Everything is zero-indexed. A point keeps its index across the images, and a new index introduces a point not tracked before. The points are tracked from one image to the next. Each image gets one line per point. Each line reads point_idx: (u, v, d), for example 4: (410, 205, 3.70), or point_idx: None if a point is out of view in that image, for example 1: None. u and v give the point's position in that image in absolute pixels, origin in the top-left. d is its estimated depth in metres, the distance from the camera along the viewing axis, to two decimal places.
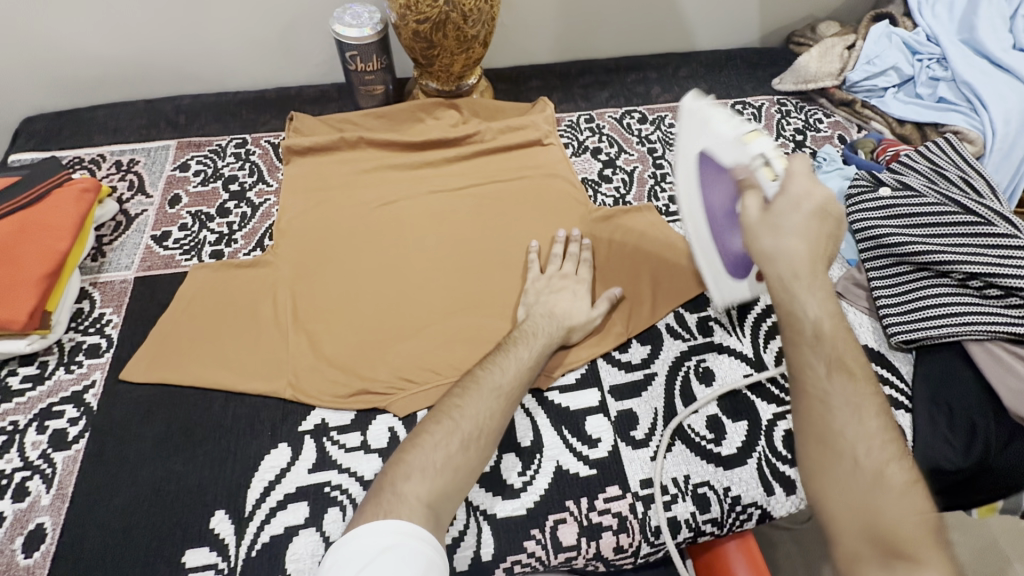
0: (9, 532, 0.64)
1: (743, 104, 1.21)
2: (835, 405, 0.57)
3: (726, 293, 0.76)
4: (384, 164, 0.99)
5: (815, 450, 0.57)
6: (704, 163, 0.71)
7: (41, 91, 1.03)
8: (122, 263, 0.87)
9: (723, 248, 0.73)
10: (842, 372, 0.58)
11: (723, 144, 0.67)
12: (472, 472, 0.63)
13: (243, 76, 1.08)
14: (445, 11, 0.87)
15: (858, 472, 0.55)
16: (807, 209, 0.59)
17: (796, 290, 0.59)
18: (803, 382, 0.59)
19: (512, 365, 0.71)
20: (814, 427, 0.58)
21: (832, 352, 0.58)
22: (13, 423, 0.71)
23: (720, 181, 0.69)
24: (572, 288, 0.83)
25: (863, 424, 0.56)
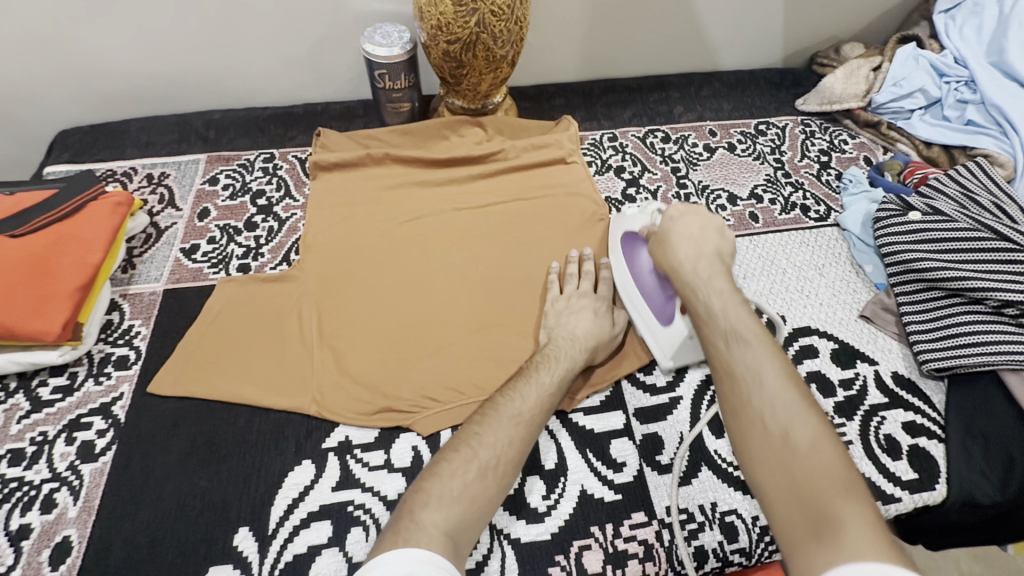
0: (36, 544, 0.64)
1: (767, 124, 1.21)
2: (739, 372, 0.63)
3: (665, 346, 0.80)
4: (409, 180, 1.00)
5: (736, 425, 0.61)
6: (626, 241, 0.87)
7: (79, 105, 1.06)
8: (151, 275, 0.88)
9: (657, 303, 0.81)
10: (741, 343, 0.65)
11: (633, 223, 0.87)
12: (490, 502, 0.62)
13: (273, 93, 1.10)
14: (476, 32, 0.88)
15: (770, 437, 0.58)
16: (688, 222, 0.78)
17: (687, 279, 0.73)
18: (713, 359, 0.66)
19: (535, 393, 0.70)
20: (734, 401, 0.62)
21: (729, 325, 0.67)
22: (43, 434, 0.72)
23: (638, 249, 0.84)
24: (594, 309, 0.82)
25: (772, 390, 0.60)
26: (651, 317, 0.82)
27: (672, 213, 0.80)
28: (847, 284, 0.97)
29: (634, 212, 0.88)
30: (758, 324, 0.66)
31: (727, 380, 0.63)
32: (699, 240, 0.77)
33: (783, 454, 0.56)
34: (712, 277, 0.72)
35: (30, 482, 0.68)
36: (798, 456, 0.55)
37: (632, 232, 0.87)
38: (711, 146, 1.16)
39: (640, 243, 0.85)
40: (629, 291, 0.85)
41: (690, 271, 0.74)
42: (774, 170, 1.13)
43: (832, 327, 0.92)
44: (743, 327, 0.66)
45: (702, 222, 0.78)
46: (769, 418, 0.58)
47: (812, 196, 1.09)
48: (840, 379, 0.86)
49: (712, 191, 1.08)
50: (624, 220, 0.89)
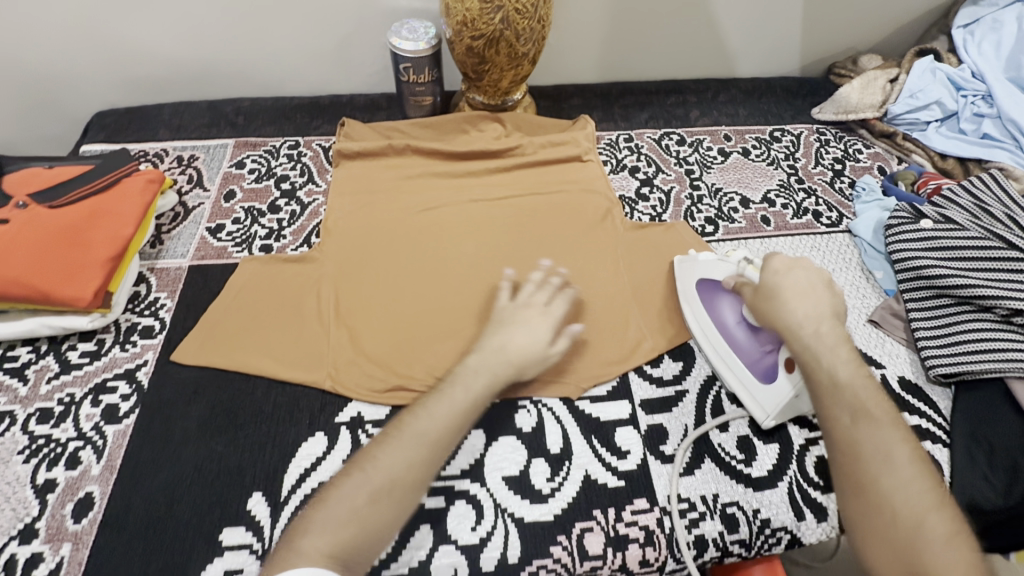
0: (61, 497, 0.67)
1: (782, 132, 1.23)
2: (864, 452, 0.65)
3: (766, 404, 0.76)
4: (428, 171, 1.03)
5: (863, 504, 0.63)
6: (706, 291, 0.83)
7: (116, 89, 1.11)
8: (178, 251, 0.91)
9: (755, 359, 0.77)
10: (867, 421, 0.66)
11: (712, 271, 0.83)
12: (384, 527, 0.61)
13: (300, 83, 1.14)
14: (500, 29, 0.91)
15: (900, 522, 0.60)
16: (800, 278, 0.76)
17: (807, 341, 0.72)
18: (836, 433, 0.67)
19: (446, 412, 0.68)
20: (856, 479, 0.64)
21: (860, 404, 0.67)
22: (70, 395, 0.75)
23: (723, 302, 0.81)
24: (534, 321, 0.78)
25: (898, 477, 0.62)
26: (746, 373, 0.78)
27: (777, 266, 0.76)
28: (856, 288, 0.97)
29: (714, 259, 0.84)
30: (889, 404, 0.67)
31: (857, 459, 0.65)
32: (814, 298, 0.75)
33: (909, 546, 0.59)
34: (834, 344, 0.71)
35: (57, 440, 0.71)
36: (922, 546, 0.58)
37: (712, 281, 0.83)
38: (726, 150, 1.18)
39: (725, 295, 0.81)
40: (715, 344, 0.82)
41: (810, 332, 0.72)
42: (787, 176, 1.14)
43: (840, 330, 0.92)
44: (873, 407, 0.67)
45: (812, 278, 0.76)
46: (890, 502, 0.62)
47: (824, 202, 1.10)
48: None
49: (725, 194, 1.10)
50: (708, 267, 0.84)
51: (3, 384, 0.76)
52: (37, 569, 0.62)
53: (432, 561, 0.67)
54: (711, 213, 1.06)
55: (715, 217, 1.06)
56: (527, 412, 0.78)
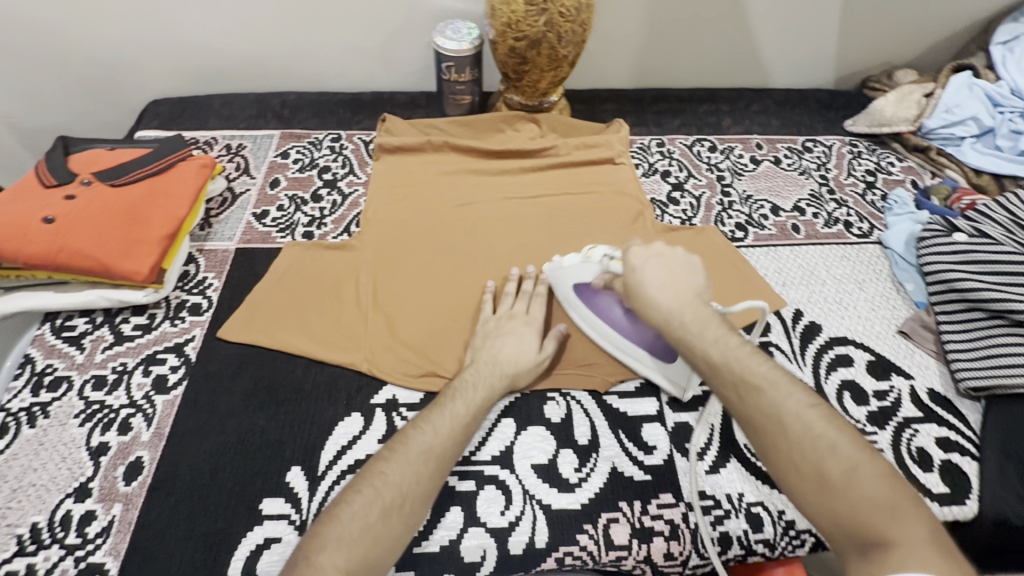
0: (113, 460, 0.71)
1: (814, 142, 1.23)
2: (762, 420, 0.63)
3: (678, 380, 0.80)
4: (465, 168, 1.06)
5: (776, 468, 0.62)
6: (582, 294, 0.83)
7: (171, 80, 1.16)
8: (225, 234, 0.95)
9: (652, 346, 0.80)
10: (749, 389, 0.64)
11: (581, 274, 0.82)
12: (395, 542, 0.60)
13: (344, 79, 1.18)
14: (543, 31, 0.93)
15: (809, 474, 0.59)
16: (661, 268, 0.74)
17: (678, 330, 0.70)
18: (731, 409, 0.66)
19: (449, 427, 0.68)
20: (771, 451, 0.62)
21: (738, 373, 0.66)
22: (123, 364, 0.79)
23: (605, 300, 0.81)
24: (520, 331, 0.81)
25: (801, 430, 0.61)
26: (650, 359, 0.81)
27: (635, 260, 0.75)
28: (886, 299, 0.97)
29: (578, 262, 0.83)
30: (762, 364, 0.66)
31: (760, 428, 0.63)
32: (676, 281, 0.73)
33: (823, 491, 0.58)
34: (703, 325, 0.69)
35: (110, 406, 0.75)
36: (833, 487, 0.57)
37: (585, 284, 0.82)
38: (757, 158, 1.19)
39: (600, 295, 0.82)
40: (612, 341, 0.82)
41: (678, 322, 0.70)
42: (819, 186, 1.15)
43: (870, 340, 0.92)
44: (753, 372, 0.65)
45: (671, 262, 0.75)
46: (805, 460, 0.60)
47: (855, 213, 1.11)
48: (874, 390, 0.86)
49: (756, 201, 1.11)
50: (579, 270, 0.83)
51: (62, 351, 0.80)
52: (90, 526, 0.66)
53: (462, 542, 0.69)
54: (741, 220, 1.07)
55: (746, 224, 1.07)
56: (556, 403, 0.80)
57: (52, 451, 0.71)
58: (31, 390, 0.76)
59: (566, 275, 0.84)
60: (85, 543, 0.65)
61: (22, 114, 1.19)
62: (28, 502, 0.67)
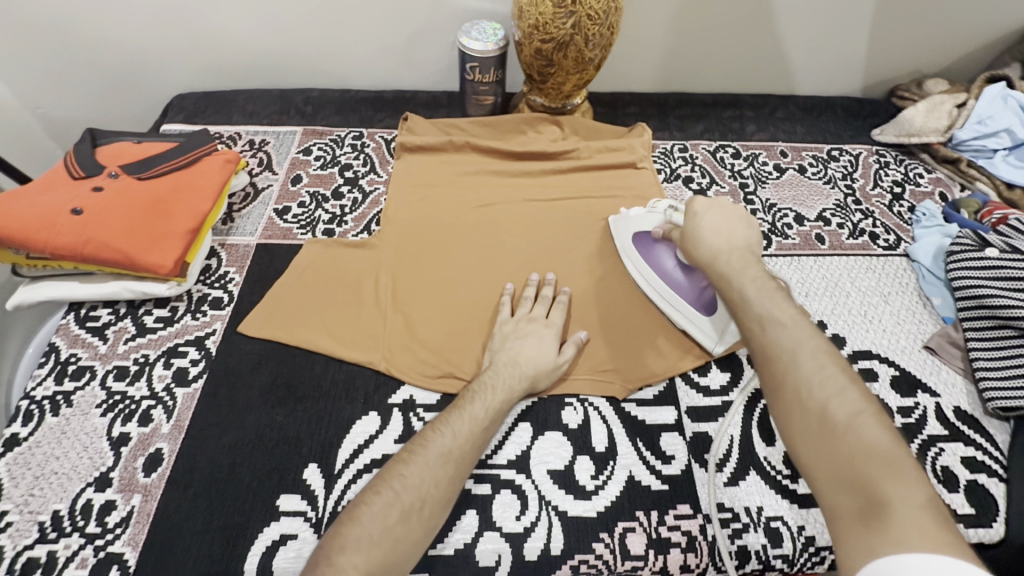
0: (134, 451, 0.71)
1: (840, 151, 1.21)
2: (778, 353, 0.62)
3: (711, 333, 0.84)
4: (485, 168, 1.06)
5: (778, 402, 0.61)
6: (641, 242, 0.90)
7: (197, 74, 1.17)
8: (247, 229, 0.96)
9: (695, 294, 0.84)
10: (774, 323, 0.65)
11: (644, 223, 0.90)
12: (414, 545, 0.60)
13: (367, 77, 1.19)
14: (570, 34, 0.93)
15: (811, 412, 0.57)
16: (717, 218, 0.79)
17: (721, 269, 0.74)
18: (749, 341, 0.66)
19: (470, 430, 0.68)
20: (777, 383, 0.61)
21: (764, 309, 0.66)
22: (145, 356, 0.80)
23: (659, 249, 0.88)
24: (539, 334, 0.80)
25: (810, 370, 0.60)
26: (689, 308, 0.85)
27: (698, 208, 0.80)
28: (912, 313, 0.95)
29: (642, 214, 0.91)
30: (791, 308, 0.66)
31: (773, 362, 0.62)
32: (730, 234, 0.78)
33: (821, 430, 0.56)
34: (746, 268, 0.72)
35: (131, 397, 0.76)
36: (834, 429, 0.55)
37: (645, 233, 0.90)
38: (782, 166, 1.17)
39: (656, 244, 0.88)
40: (658, 289, 0.87)
41: (723, 261, 0.75)
42: (844, 196, 1.13)
43: (894, 354, 0.90)
44: (779, 312, 0.66)
45: (729, 215, 0.79)
46: (808, 396, 0.58)
47: (881, 224, 1.09)
48: (899, 406, 0.84)
49: (780, 210, 1.09)
50: (643, 219, 0.91)
51: (85, 341, 0.81)
52: (109, 516, 0.66)
53: (477, 546, 0.68)
54: (764, 228, 1.06)
55: (769, 232, 1.05)
56: (574, 409, 0.79)
57: (74, 440, 0.72)
58: (55, 379, 0.77)
59: (629, 225, 0.93)
60: (105, 532, 0.65)
61: (50, 105, 1.21)
62: (51, 490, 0.68)
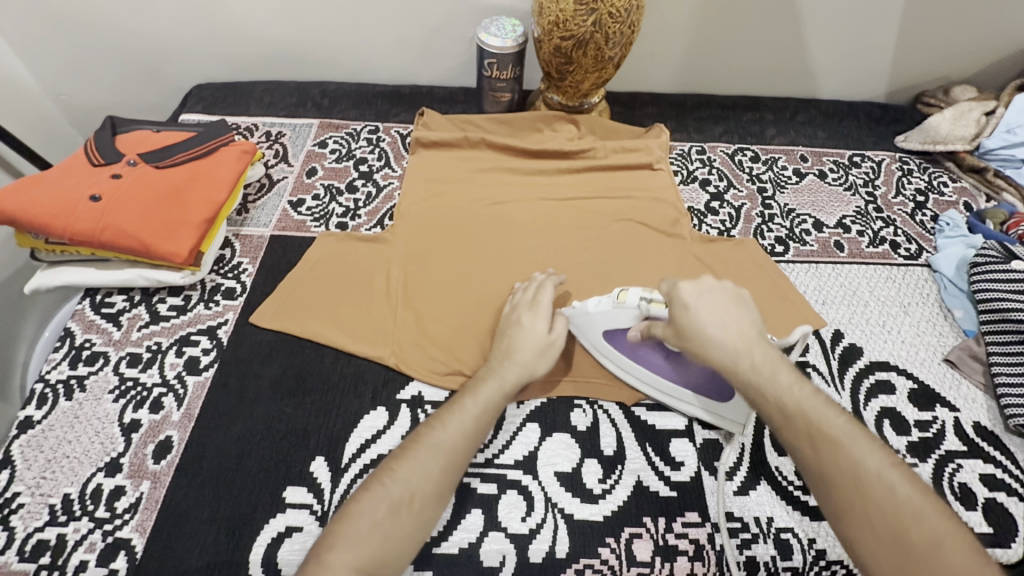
0: (144, 438, 0.72)
1: (862, 157, 1.19)
2: (841, 479, 0.58)
3: (735, 416, 0.75)
4: (500, 166, 1.05)
5: (852, 534, 0.57)
6: (618, 342, 0.77)
7: (216, 65, 1.18)
8: (261, 220, 0.96)
9: (704, 383, 0.75)
10: (828, 442, 0.60)
11: (614, 321, 0.76)
12: (406, 540, 0.59)
13: (385, 71, 1.19)
14: (590, 31, 0.92)
15: (894, 544, 0.55)
16: (715, 304, 0.67)
17: (746, 374, 0.64)
18: (803, 464, 0.61)
19: (464, 424, 0.66)
20: (846, 512, 0.57)
21: (814, 421, 0.61)
22: (157, 343, 0.80)
23: (644, 351, 0.76)
24: (524, 317, 0.75)
25: (879, 489, 0.57)
26: (704, 399, 0.76)
27: (687, 300, 0.67)
28: (932, 326, 0.93)
29: (604, 309, 0.76)
30: (839, 414, 0.61)
31: (838, 486, 0.58)
32: (734, 321, 0.66)
33: (907, 560, 0.54)
34: (772, 368, 0.64)
35: (144, 384, 0.76)
36: (922, 559, 0.53)
37: (618, 330, 0.77)
38: (802, 171, 1.15)
39: (639, 345, 0.76)
40: (660, 389, 0.77)
41: (745, 362, 0.64)
42: (865, 204, 1.10)
43: (913, 367, 0.88)
44: (829, 421, 0.61)
45: (724, 296, 0.68)
46: (886, 524, 0.55)
47: (903, 233, 1.06)
48: (916, 420, 0.82)
49: (798, 216, 1.07)
50: (609, 318, 0.76)
51: (99, 327, 0.82)
52: (119, 501, 0.67)
53: (481, 546, 0.68)
54: (782, 233, 1.04)
55: (786, 238, 1.03)
56: (583, 411, 0.79)
57: (86, 425, 0.72)
58: (70, 363, 0.78)
59: (592, 324, 0.78)
60: (114, 517, 0.66)
61: (72, 92, 1.22)
62: (62, 474, 0.69)
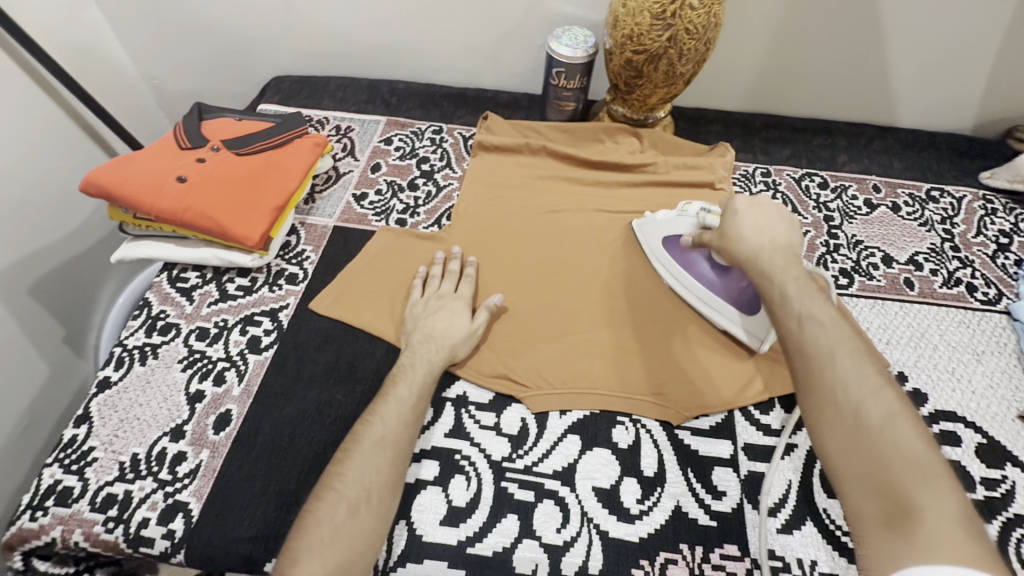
0: (207, 408, 0.76)
1: (941, 191, 1.12)
2: (814, 351, 0.56)
3: (758, 331, 0.81)
4: (559, 175, 1.05)
5: (807, 402, 0.55)
6: (672, 247, 0.89)
7: (295, 58, 1.23)
8: (326, 211, 1.00)
9: (737, 296, 0.82)
10: (813, 320, 0.58)
11: (675, 228, 0.89)
12: (369, 536, 0.61)
13: (453, 74, 1.21)
14: (664, 47, 0.91)
15: (845, 414, 0.51)
16: (757, 215, 0.73)
17: (762, 269, 0.67)
18: (783, 340, 0.59)
19: (401, 412, 0.69)
20: (807, 381, 0.55)
21: (803, 307, 0.60)
22: (224, 320, 0.85)
23: (693, 255, 0.86)
24: (452, 307, 0.82)
25: (847, 368, 0.54)
26: (733, 310, 0.83)
27: (737, 206, 0.75)
28: (1007, 377, 0.87)
29: (671, 218, 0.90)
30: (830, 309, 0.59)
31: (806, 357, 0.56)
32: (771, 230, 0.71)
33: (852, 427, 0.50)
34: (789, 265, 0.66)
35: (209, 357, 0.81)
36: (869, 430, 0.50)
37: (675, 238, 0.88)
38: (873, 202, 1.10)
39: (688, 250, 0.86)
40: (697, 293, 0.86)
41: (766, 259, 0.68)
42: (940, 241, 1.05)
43: (983, 420, 0.82)
44: (818, 309, 0.59)
45: (770, 214, 0.73)
46: (843, 394, 0.52)
47: (981, 276, 1.00)
48: (983, 477, 0.77)
49: (865, 248, 1.03)
50: (671, 225, 0.89)
51: (174, 300, 0.87)
52: (180, 466, 0.71)
53: (515, 552, 0.68)
54: (847, 265, 1.00)
55: (851, 270, 0.99)
56: (625, 429, 0.78)
57: (156, 390, 0.78)
58: (146, 331, 0.84)
59: (657, 232, 0.91)
60: (175, 480, 0.70)
61: (164, 77, 1.31)
62: (132, 434, 0.74)
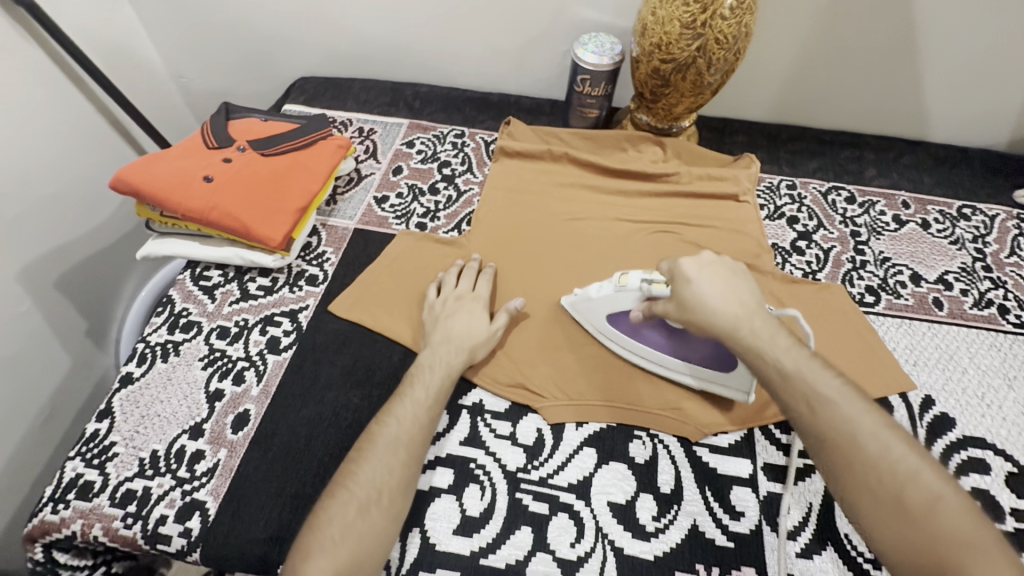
0: (225, 407, 0.77)
1: (973, 209, 1.09)
2: (837, 434, 0.56)
3: (739, 384, 0.76)
4: (580, 182, 1.05)
5: (843, 486, 0.55)
6: (620, 323, 0.80)
7: (321, 60, 1.24)
8: (347, 213, 1.01)
9: (709, 357, 0.77)
10: (823, 400, 0.58)
11: (614, 305, 0.80)
12: (379, 536, 0.60)
13: (476, 78, 1.21)
14: (694, 56, 0.89)
15: (887, 497, 0.53)
16: (714, 278, 0.68)
17: (748, 340, 0.63)
18: (800, 424, 0.59)
19: (416, 414, 0.69)
20: (840, 467, 0.55)
21: (809, 384, 0.59)
22: (244, 320, 0.85)
23: (645, 331, 0.79)
24: (471, 309, 0.82)
25: (873, 447, 0.55)
26: (710, 372, 0.77)
27: (688, 270, 0.69)
28: None
29: (605, 294, 0.80)
30: (835, 380, 0.60)
31: (831, 442, 0.57)
32: (733, 292, 0.67)
33: (898, 510, 0.52)
34: (774, 333, 0.63)
35: (229, 356, 0.82)
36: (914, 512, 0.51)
37: (620, 314, 0.80)
38: (902, 218, 1.07)
39: (639, 326, 0.79)
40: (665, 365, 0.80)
41: (747, 329, 0.64)
42: (972, 260, 1.02)
43: (1014, 448, 0.80)
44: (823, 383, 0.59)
45: (721, 273, 0.69)
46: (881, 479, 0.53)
47: (1014, 297, 0.97)
48: (1013, 508, 0.75)
49: (893, 265, 1.00)
50: (610, 300, 0.80)
51: (196, 298, 0.88)
52: (198, 464, 0.72)
53: (528, 565, 0.68)
54: (873, 282, 0.98)
55: (878, 287, 0.97)
56: (641, 443, 0.77)
57: (177, 388, 0.78)
58: (168, 328, 0.85)
59: (596, 310, 0.82)
60: (193, 479, 0.71)
61: (192, 75, 1.33)
62: (153, 430, 0.75)
